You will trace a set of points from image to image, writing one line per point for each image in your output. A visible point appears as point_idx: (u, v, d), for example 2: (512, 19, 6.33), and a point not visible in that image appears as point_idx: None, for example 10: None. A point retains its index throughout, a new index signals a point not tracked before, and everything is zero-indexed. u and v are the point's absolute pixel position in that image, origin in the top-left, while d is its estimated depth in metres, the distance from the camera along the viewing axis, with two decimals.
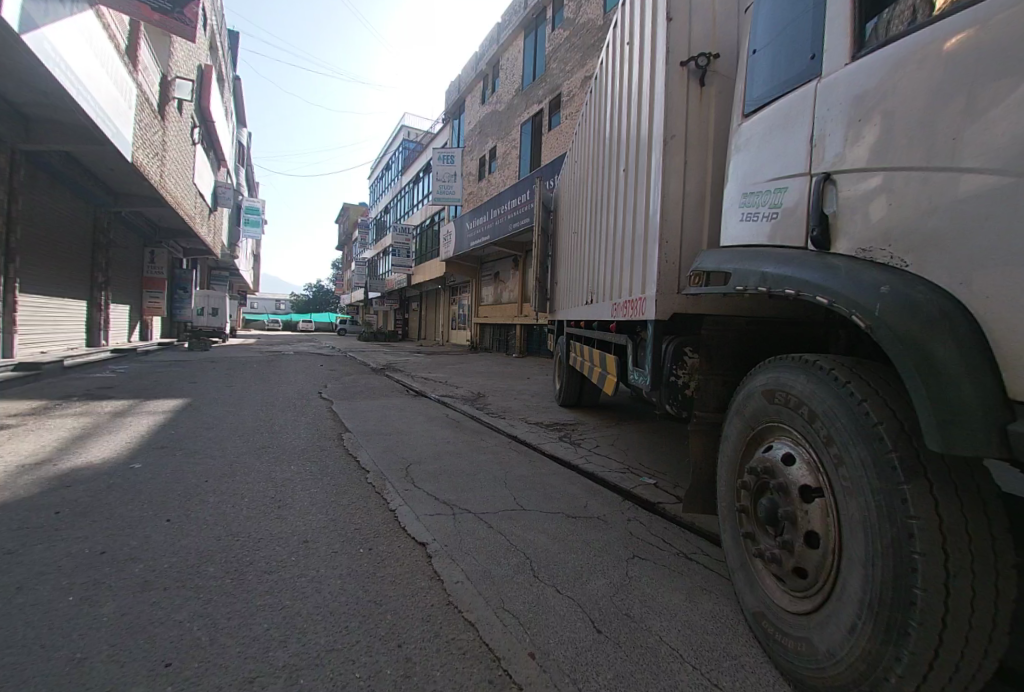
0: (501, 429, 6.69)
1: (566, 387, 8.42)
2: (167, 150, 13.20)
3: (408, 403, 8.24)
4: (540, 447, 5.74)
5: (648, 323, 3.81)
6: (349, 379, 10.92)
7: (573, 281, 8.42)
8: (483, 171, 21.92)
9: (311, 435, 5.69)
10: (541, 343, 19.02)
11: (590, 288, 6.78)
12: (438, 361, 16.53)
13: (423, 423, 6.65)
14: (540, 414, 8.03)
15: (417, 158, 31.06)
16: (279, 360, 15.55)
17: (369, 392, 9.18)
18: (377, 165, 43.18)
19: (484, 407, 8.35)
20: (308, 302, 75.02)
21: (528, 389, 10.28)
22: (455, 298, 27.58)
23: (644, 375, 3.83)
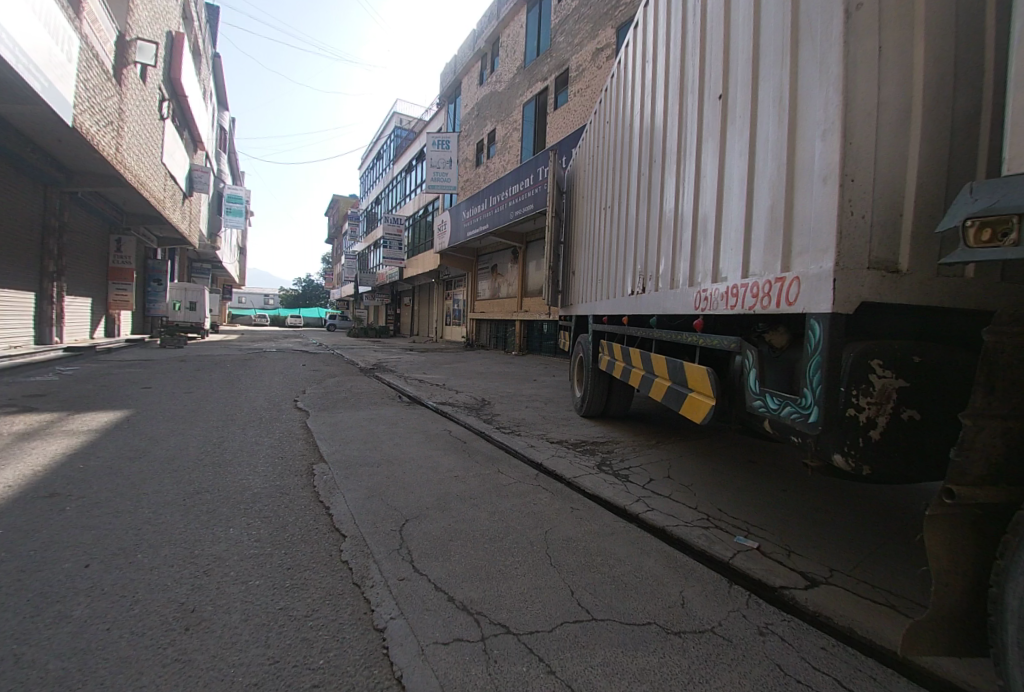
0: (519, 452, 5.11)
1: (591, 394, 6.81)
2: (125, 121, 11.45)
3: (401, 415, 6.73)
4: (577, 483, 4.22)
5: (806, 320, 2.28)
6: (333, 383, 9.37)
7: (594, 272, 6.94)
8: (482, 157, 20.32)
9: (273, 467, 4.19)
10: (544, 341, 17.65)
11: (624, 277, 5.31)
12: (434, 360, 14.99)
13: (421, 444, 5.14)
14: (561, 427, 6.51)
15: (410, 146, 29.30)
16: (257, 359, 13.94)
17: (355, 399, 7.65)
18: (368, 156, 41.39)
19: (493, 419, 6.79)
20: (297, 297, 73.11)
21: (541, 394, 8.78)
22: (450, 293, 26.02)
23: (800, 407, 2.30)
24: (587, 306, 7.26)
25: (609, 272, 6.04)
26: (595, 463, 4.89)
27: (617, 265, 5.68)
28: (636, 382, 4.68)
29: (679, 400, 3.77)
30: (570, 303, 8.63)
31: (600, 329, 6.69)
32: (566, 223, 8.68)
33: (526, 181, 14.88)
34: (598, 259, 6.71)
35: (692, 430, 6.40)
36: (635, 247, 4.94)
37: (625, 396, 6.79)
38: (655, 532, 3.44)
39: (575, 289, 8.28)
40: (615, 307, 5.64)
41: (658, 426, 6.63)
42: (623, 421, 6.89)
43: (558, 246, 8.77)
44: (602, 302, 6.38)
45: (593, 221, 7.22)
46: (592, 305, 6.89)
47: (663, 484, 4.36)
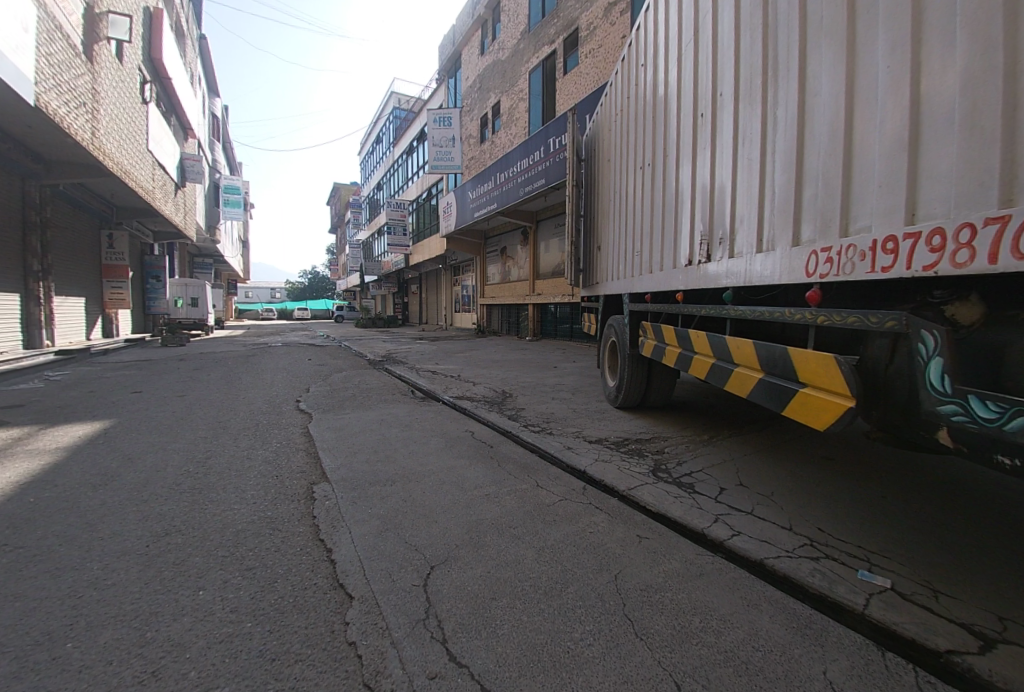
0: (555, 456, 4.30)
1: (627, 383, 5.92)
2: (100, 104, 10.62)
3: (415, 413, 5.96)
4: (635, 498, 3.40)
5: None
6: (340, 378, 8.66)
7: (626, 245, 5.99)
8: (485, 132, 19.23)
9: (263, 492, 3.44)
10: (558, 324, 16.82)
11: (670, 247, 4.42)
12: (446, 349, 14.22)
13: (440, 451, 4.36)
14: (597, 422, 5.67)
15: (409, 127, 28.18)
16: (261, 355, 13.29)
17: (362, 396, 6.90)
18: (367, 141, 40.27)
19: (518, 415, 5.97)
20: (303, 290, 72.70)
21: (566, 383, 7.94)
22: (458, 278, 25.15)
23: None
24: (618, 284, 6.34)
25: (646, 243, 5.13)
26: (650, 466, 4.05)
27: (658, 233, 4.77)
28: (702, 371, 3.87)
29: (780, 398, 2.87)
30: (595, 282, 7.70)
31: (637, 310, 5.74)
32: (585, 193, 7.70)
33: (535, 154, 13.85)
34: (631, 230, 5.78)
35: (749, 423, 5.54)
36: (686, 207, 4.04)
37: (667, 382, 5.91)
38: (752, 568, 2.64)
39: (601, 266, 7.35)
40: (658, 283, 4.73)
41: (708, 418, 5.77)
42: (664, 412, 6.04)
43: (577, 220, 7.79)
44: (637, 279, 5.48)
45: (621, 187, 6.27)
46: (625, 283, 5.98)
47: (739, 495, 3.54)
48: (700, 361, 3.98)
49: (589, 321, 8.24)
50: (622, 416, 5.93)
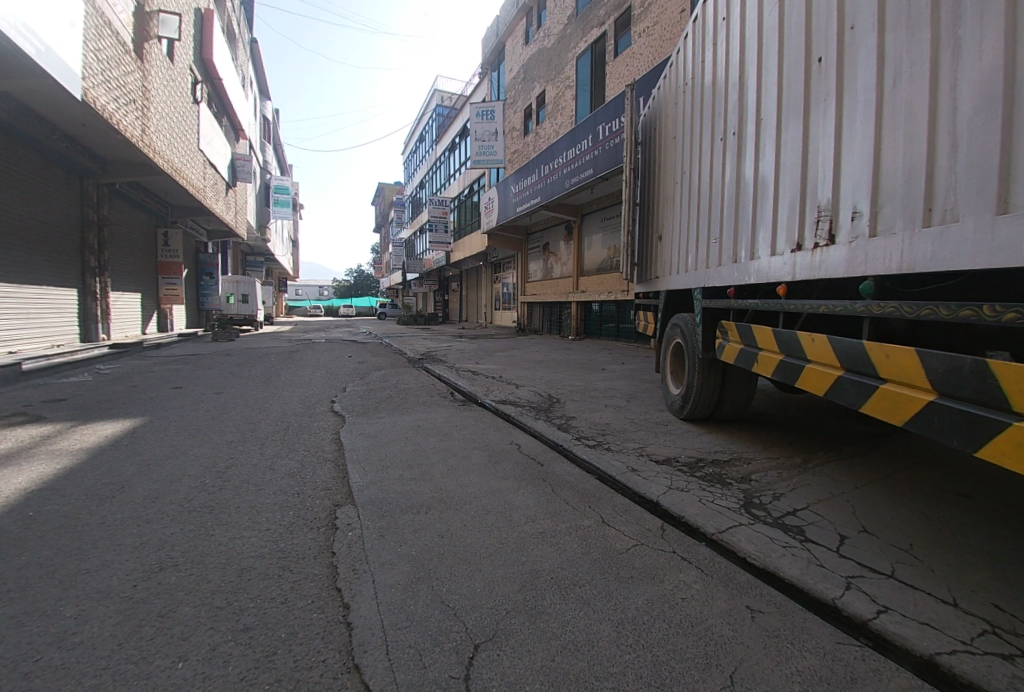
0: (618, 480, 3.61)
1: (697, 392, 5.10)
2: (150, 102, 10.73)
3: (454, 417, 5.37)
4: (731, 547, 2.67)
5: None
6: (377, 377, 8.24)
7: (693, 231, 5.18)
8: (529, 124, 18.57)
9: (278, 512, 2.93)
10: (604, 323, 15.97)
11: (763, 231, 3.60)
12: (486, 347, 13.67)
13: (481, 467, 3.73)
14: (662, 436, 4.89)
15: (452, 123, 27.93)
16: (303, 351, 13.21)
17: (398, 397, 6.41)
18: (410, 140, 40.49)
19: (570, 425, 5.27)
20: (348, 288, 74.55)
21: (619, 388, 7.15)
22: (499, 276, 24.64)
23: None
24: (683, 277, 5.50)
25: (724, 227, 4.32)
26: (739, 500, 3.29)
27: (742, 215, 3.97)
28: (825, 389, 3.03)
29: (962, 431, 2.08)
30: (652, 276, 6.86)
31: (711, 306, 4.76)
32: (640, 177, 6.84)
33: (582, 143, 13.07)
34: (700, 215, 4.96)
35: (848, 448, 4.59)
36: (789, 179, 3.24)
37: (745, 391, 5.04)
38: (921, 671, 1.87)
39: (659, 258, 6.50)
40: (745, 276, 3.87)
41: (795, 440, 4.86)
42: (740, 429, 5.17)
43: (630, 208, 6.93)
44: (709, 271, 4.66)
45: (685, 167, 5.47)
46: (692, 276, 5.16)
47: (866, 549, 2.74)
48: (817, 375, 3.14)
49: (644, 320, 7.40)
50: (689, 431, 5.12)
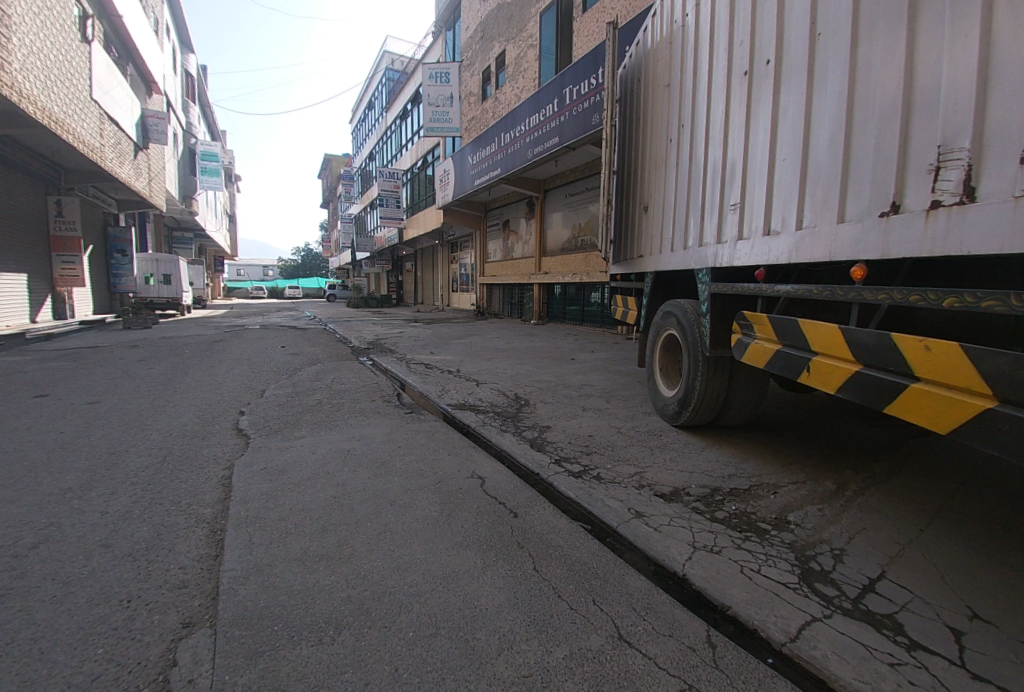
0: (622, 536, 2.58)
1: (699, 398, 4.08)
2: (15, 35, 8.60)
3: (396, 430, 4.16)
4: (820, 678, 1.70)
5: None
6: (309, 373, 6.87)
7: (694, 198, 4.13)
8: (487, 88, 16.99)
9: (76, 659, 1.70)
10: (567, 306, 15.06)
11: (821, 191, 2.59)
12: (442, 334, 12.39)
13: (428, 520, 2.58)
14: (660, 451, 3.89)
15: (403, 88, 25.80)
16: (230, 340, 11.48)
17: (329, 403, 5.12)
18: (358, 108, 37.59)
19: (544, 437, 4.17)
20: (296, 268, 70.35)
21: (596, 385, 6.13)
22: (456, 255, 23.16)
23: None
24: (677, 255, 4.45)
25: (748, 190, 3.29)
26: (792, 567, 2.35)
27: (781, 173, 2.94)
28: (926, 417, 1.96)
29: None
30: (632, 254, 5.80)
31: (720, 292, 3.67)
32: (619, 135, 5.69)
33: (545, 109, 11.80)
34: (706, 177, 3.91)
35: (885, 468, 3.75)
36: (880, 113, 2.23)
37: (757, 394, 4.07)
38: None
39: (642, 233, 5.44)
40: (786, 253, 2.83)
41: (819, 456, 3.97)
42: (749, 441, 4.23)
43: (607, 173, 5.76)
44: (719, 248, 3.63)
45: (682, 119, 4.38)
46: (691, 254, 4.13)
47: (999, 656, 1.85)
48: (930, 403, 1.95)
49: (621, 306, 6.32)
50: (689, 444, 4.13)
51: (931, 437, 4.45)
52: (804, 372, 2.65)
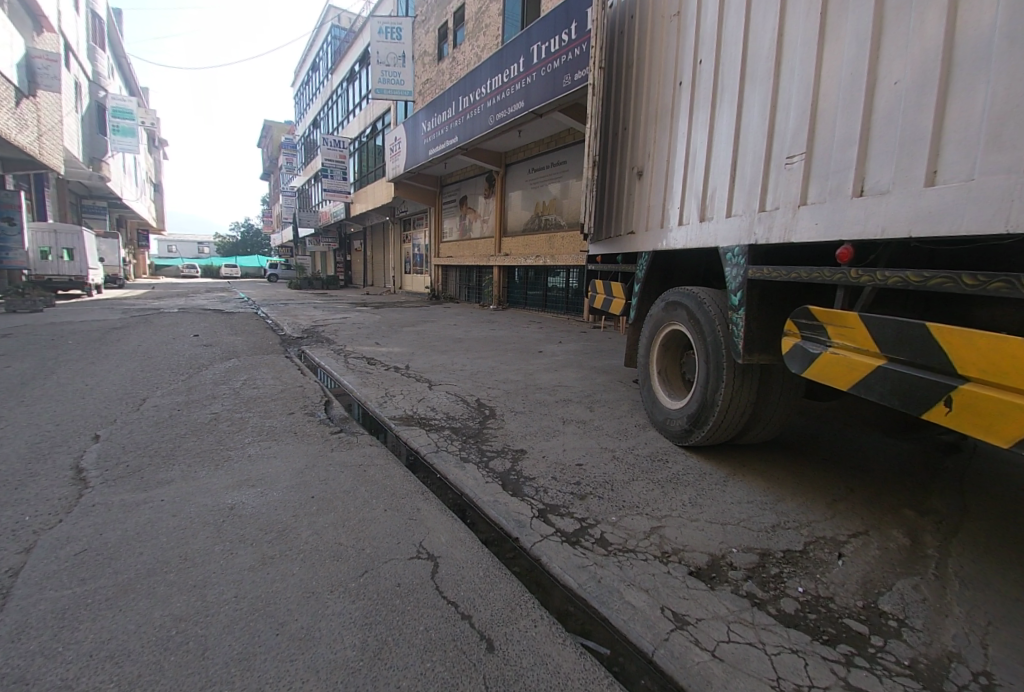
0: (670, 678, 1.59)
1: (719, 417, 3.09)
2: None
3: (312, 465, 2.95)
4: None
5: None
6: (217, 372, 5.44)
7: (719, 154, 3.10)
8: (444, 47, 15.34)
9: None
10: (529, 291, 14.02)
11: (986, 128, 1.67)
12: (392, 320, 11.01)
13: (335, 677, 1.45)
14: (673, 487, 2.91)
15: (350, 47, 23.47)
16: (135, 327, 9.66)
17: (227, 419, 3.80)
18: (300, 71, 34.43)
19: (519, 464, 3.08)
20: (234, 246, 65.29)
21: (573, 386, 5.10)
22: (409, 233, 21.50)
23: None
24: (689, 229, 3.41)
25: (821, 133, 2.31)
26: None
27: (893, 101, 1.99)
28: None
29: None
30: (614, 231, 4.75)
31: (760, 279, 2.69)
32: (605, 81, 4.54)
33: (509, 69, 10.48)
34: (741, 123, 2.90)
35: (948, 507, 2.97)
36: None
37: (788, 407, 3.18)
38: None
39: (632, 204, 4.40)
40: (910, 222, 1.89)
41: (863, 489, 3.14)
42: (775, 467, 3.34)
43: (589, 128, 4.59)
44: (765, 217, 2.63)
45: (700, 53, 3.36)
46: (712, 227, 3.10)
47: None
48: None
49: (600, 292, 5.29)
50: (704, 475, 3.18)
51: (971, 457, 3.75)
52: (939, 408, 1.77)
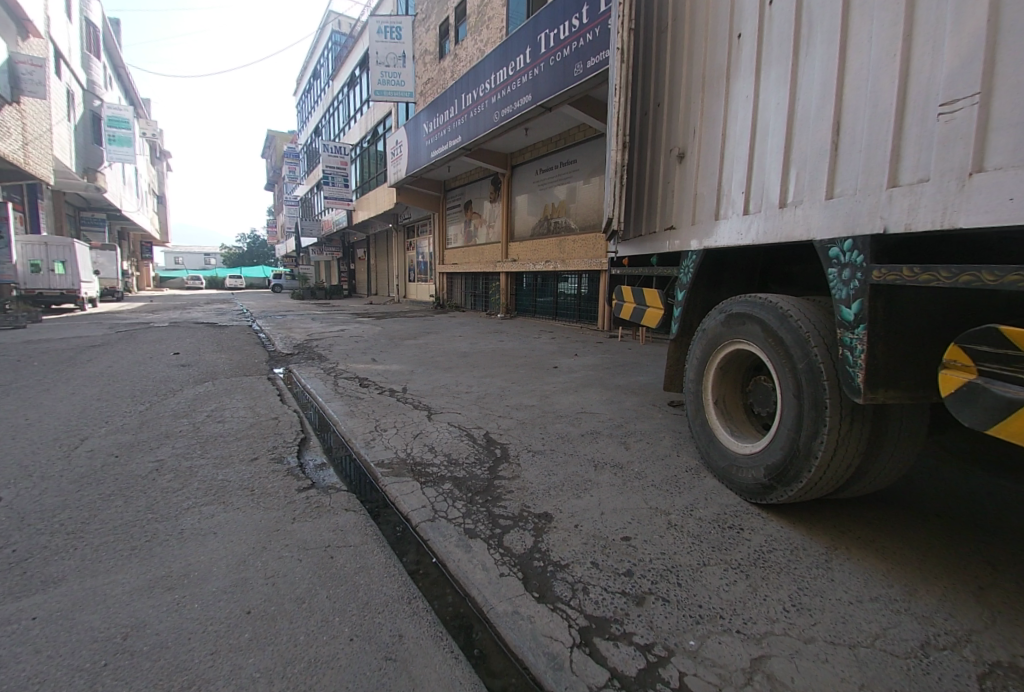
0: None
1: (821, 473, 2.27)
2: None
3: (259, 550, 2.13)
4: None
5: None
6: (181, 399, 4.67)
7: (812, 114, 2.31)
8: (446, 44, 14.69)
9: None
10: (538, 298, 13.22)
11: None
12: (392, 332, 10.26)
13: None
14: (761, 578, 2.08)
15: (350, 52, 23.02)
16: (117, 344, 8.97)
17: (170, 471, 3.00)
18: (303, 79, 34.18)
19: (544, 538, 2.26)
20: (241, 257, 65.34)
21: (598, 412, 4.26)
22: (412, 240, 20.83)
23: None
24: (761, 217, 2.60)
25: (1013, 61, 1.54)
26: None
27: None
28: None
29: None
30: (644, 228, 3.93)
31: (889, 285, 1.88)
32: (634, 47, 3.74)
33: (515, 61, 9.74)
34: (849, 67, 2.12)
35: None
36: None
37: (906, 453, 2.34)
38: None
39: (669, 193, 3.59)
40: None
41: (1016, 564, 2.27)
42: (885, 532, 2.49)
43: (615, 103, 3.77)
44: (901, 195, 1.83)
45: None
46: (802, 214, 2.29)
47: None
48: None
49: (626, 301, 4.42)
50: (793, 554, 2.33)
51: None
52: None
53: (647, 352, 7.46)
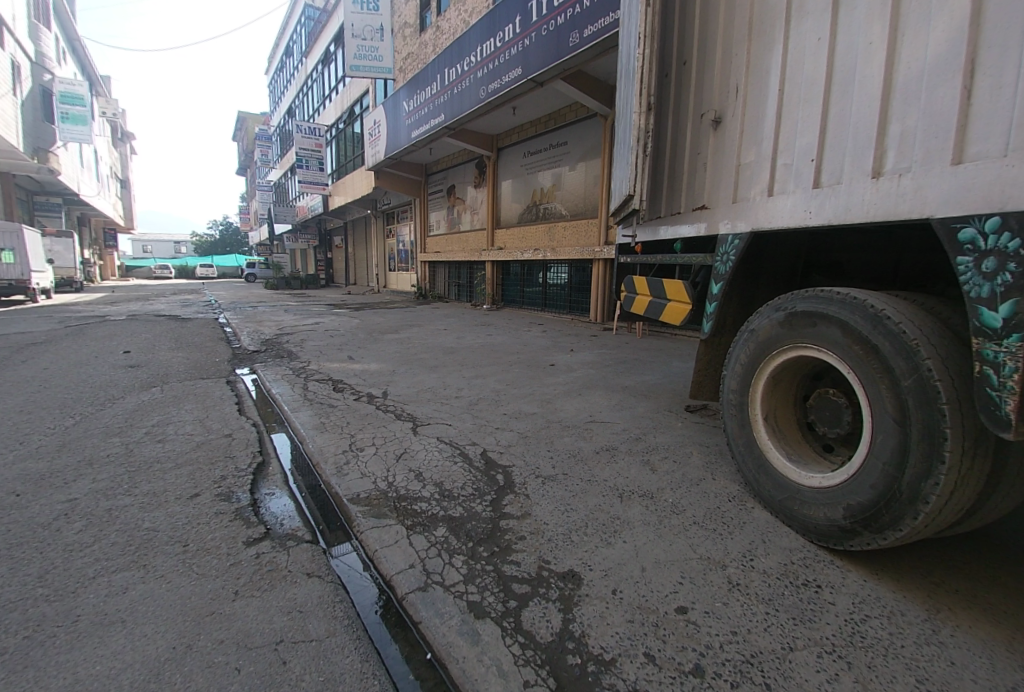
0: None
1: (927, 519, 1.80)
2: None
3: (178, 656, 1.49)
4: None
5: None
6: (119, 410, 3.93)
7: (930, 59, 1.82)
8: (426, 17, 13.79)
9: None
10: (525, 288, 12.61)
11: None
12: (372, 325, 9.54)
13: None
14: (868, 668, 1.59)
15: (324, 27, 21.78)
16: (62, 340, 8.05)
17: (81, 516, 2.31)
18: (274, 58, 32.48)
19: (575, 615, 1.70)
20: (212, 245, 62.87)
21: (610, 421, 3.68)
22: (392, 227, 19.92)
23: None
24: (845, 193, 2.09)
25: None
26: None
27: None
28: None
29: None
30: (664, 210, 3.37)
31: None
32: None
33: (502, 32, 9.01)
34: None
35: None
36: None
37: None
38: None
39: (698, 168, 3.05)
40: None
41: None
42: (989, 584, 2.00)
43: (640, 55, 3.14)
44: None
45: None
46: (910, 184, 1.84)
47: None
48: None
49: (639, 293, 3.86)
50: (892, 625, 1.80)
51: None
52: None
53: (648, 347, 6.95)
